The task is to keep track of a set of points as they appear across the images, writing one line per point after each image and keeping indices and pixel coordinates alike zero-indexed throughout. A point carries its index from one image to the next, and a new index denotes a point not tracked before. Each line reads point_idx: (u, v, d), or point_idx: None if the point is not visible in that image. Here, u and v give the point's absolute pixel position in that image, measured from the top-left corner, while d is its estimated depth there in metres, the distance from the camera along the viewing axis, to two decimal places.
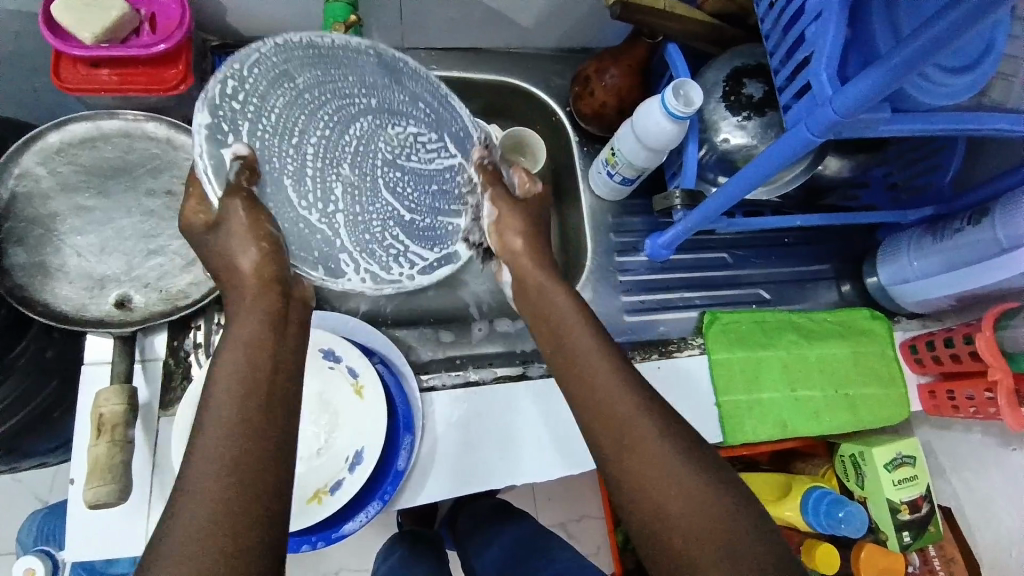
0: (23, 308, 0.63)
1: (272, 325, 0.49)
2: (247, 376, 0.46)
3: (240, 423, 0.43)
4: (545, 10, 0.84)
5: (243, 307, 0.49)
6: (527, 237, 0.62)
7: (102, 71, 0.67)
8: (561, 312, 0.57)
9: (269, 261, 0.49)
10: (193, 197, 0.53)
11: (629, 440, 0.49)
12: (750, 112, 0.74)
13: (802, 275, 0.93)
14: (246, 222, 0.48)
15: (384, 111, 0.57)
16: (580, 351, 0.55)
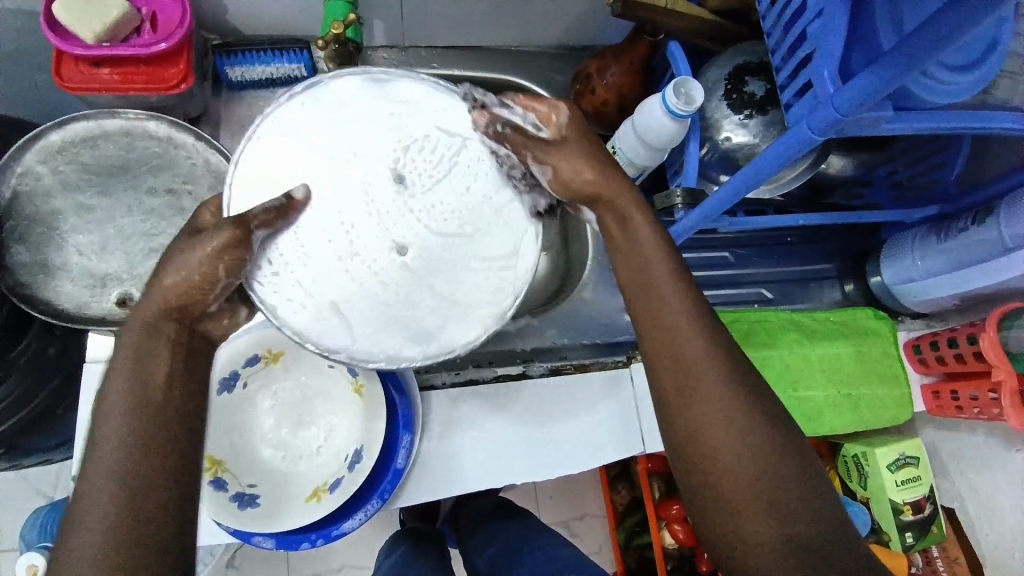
0: (24, 306, 0.63)
1: (173, 346, 0.46)
2: (137, 397, 0.44)
3: (128, 450, 0.43)
4: (546, 8, 0.84)
5: (141, 320, 0.46)
6: (595, 174, 0.50)
7: (103, 70, 0.67)
8: (635, 246, 0.49)
9: (188, 288, 0.46)
10: (210, 205, 0.49)
11: (702, 398, 0.45)
12: (752, 110, 0.73)
13: (804, 274, 0.92)
14: (201, 247, 0.45)
15: (427, 119, 0.50)
16: (654, 291, 0.47)
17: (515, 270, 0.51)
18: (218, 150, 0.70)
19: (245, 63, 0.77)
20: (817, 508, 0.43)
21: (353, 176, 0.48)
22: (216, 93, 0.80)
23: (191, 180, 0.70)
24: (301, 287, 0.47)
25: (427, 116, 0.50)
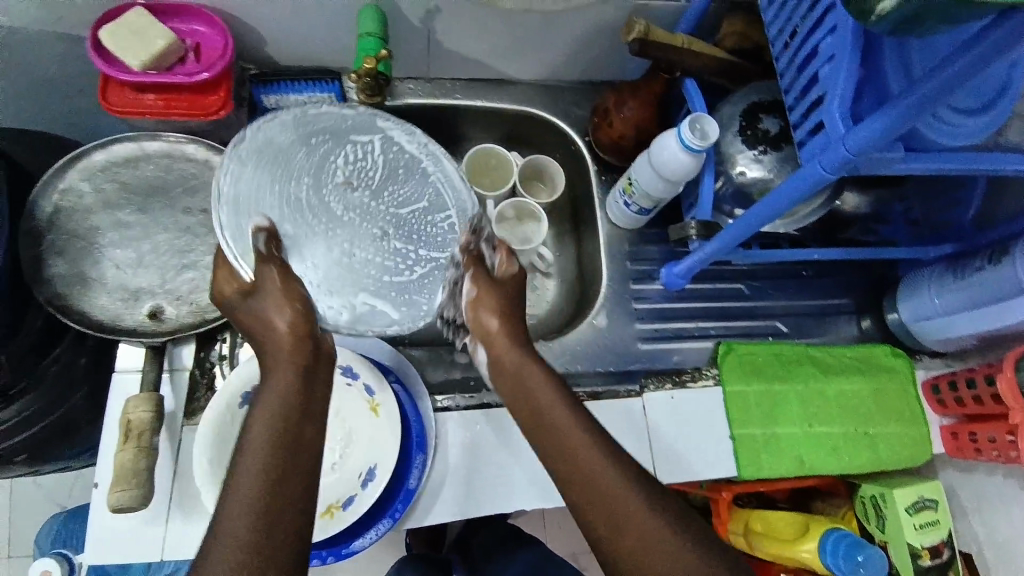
0: (60, 316, 0.66)
1: (303, 377, 0.53)
2: (281, 420, 0.50)
3: (272, 459, 0.48)
4: (567, 45, 0.87)
5: (279, 361, 0.53)
6: (501, 321, 0.61)
7: (148, 96, 0.71)
8: (533, 381, 0.58)
9: (302, 317, 0.53)
10: (224, 272, 0.56)
11: (602, 498, 0.51)
12: (766, 146, 0.75)
13: (820, 309, 0.92)
14: (270, 291, 0.52)
15: (336, 136, 0.58)
16: (557, 420, 0.55)
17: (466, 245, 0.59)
18: None
19: (279, 92, 0.82)
20: None
21: (314, 201, 0.56)
22: (251, 119, 0.84)
23: None
24: (336, 297, 0.55)
25: (342, 135, 0.58)
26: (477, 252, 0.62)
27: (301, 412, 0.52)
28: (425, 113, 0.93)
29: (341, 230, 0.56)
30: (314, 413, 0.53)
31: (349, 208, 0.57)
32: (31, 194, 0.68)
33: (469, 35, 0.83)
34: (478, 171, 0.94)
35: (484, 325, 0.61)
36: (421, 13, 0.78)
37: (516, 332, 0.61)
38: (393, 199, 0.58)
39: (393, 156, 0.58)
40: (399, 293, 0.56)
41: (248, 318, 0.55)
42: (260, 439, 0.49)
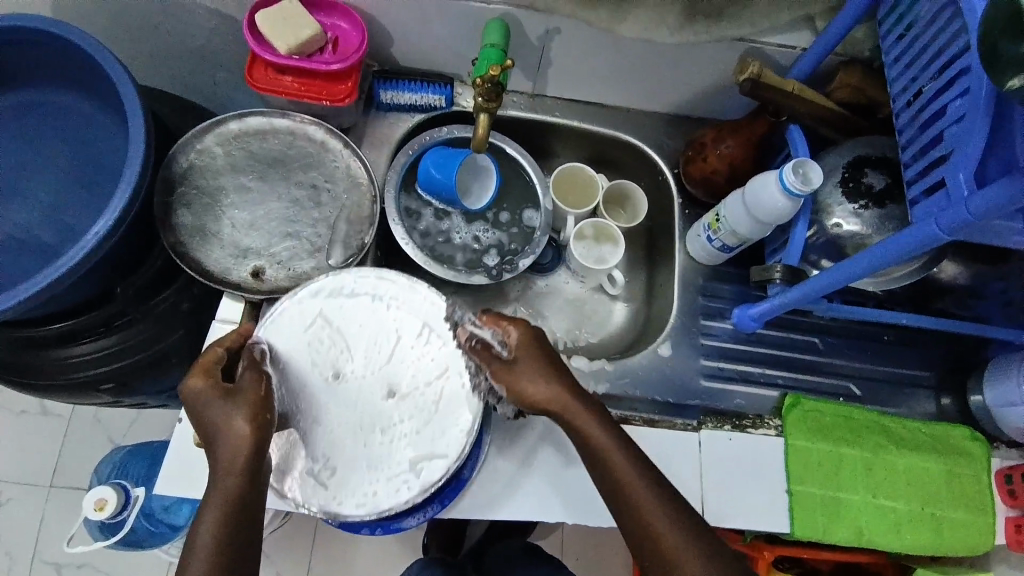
0: (181, 262, 0.72)
1: (244, 489, 0.55)
2: (222, 520, 0.54)
3: (216, 562, 0.53)
4: (671, 79, 0.89)
5: (227, 463, 0.55)
6: (546, 386, 0.63)
7: (286, 78, 0.78)
8: (590, 442, 0.61)
9: (257, 428, 0.56)
10: (201, 373, 0.59)
11: (660, 547, 0.57)
12: (868, 202, 0.74)
13: (897, 378, 0.88)
14: (244, 397, 0.58)
15: (315, 318, 0.69)
16: (618, 480, 0.60)
17: (454, 381, 0.67)
18: (360, 158, 0.81)
19: (397, 90, 0.89)
20: None
21: (327, 391, 0.66)
22: (366, 110, 0.91)
23: (335, 180, 0.81)
24: (358, 470, 0.64)
25: (317, 314, 0.69)
26: (482, 342, 0.67)
27: (246, 504, 0.55)
28: (522, 125, 0.97)
29: (356, 406, 0.66)
30: (256, 501, 0.56)
31: (370, 363, 0.68)
32: (173, 149, 0.76)
33: (578, 58, 0.87)
34: (563, 187, 0.97)
35: (539, 401, 0.63)
36: (539, 32, 0.82)
37: (568, 395, 0.63)
38: (372, 345, 0.68)
39: (350, 308, 0.70)
40: (417, 442, 0.65)
41: (205, 415, 0.57)
42: (206, 540, 0.53)
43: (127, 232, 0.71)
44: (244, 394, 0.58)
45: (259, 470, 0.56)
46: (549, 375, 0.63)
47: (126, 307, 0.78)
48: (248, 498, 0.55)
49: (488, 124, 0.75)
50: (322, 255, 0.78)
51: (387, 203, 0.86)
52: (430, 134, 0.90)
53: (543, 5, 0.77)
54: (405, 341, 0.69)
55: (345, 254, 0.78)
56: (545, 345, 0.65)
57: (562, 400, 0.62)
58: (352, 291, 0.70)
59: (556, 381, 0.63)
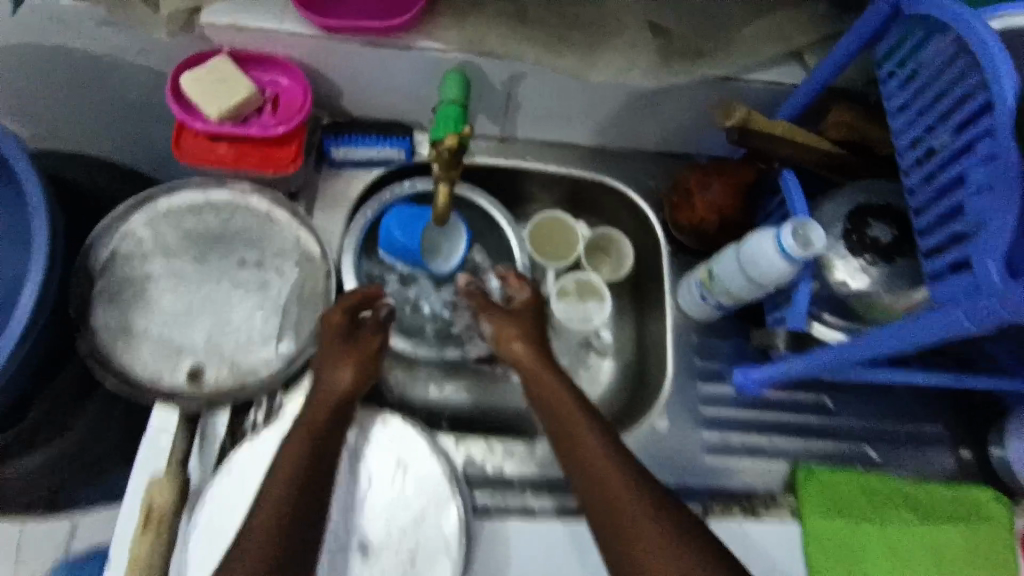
0: (100, 371, 0.63)
1: (336, 421, 0.61)
2: (312, 436, 0.58)
3: (287, 492, 0.54)
4: (653, 118, 0.81)
5: (325, 401, 0.61)
6: (528, 347, 0.71)
7: (221, 145, 0.69)
8: (552, 392, 0.66)
9: (359, 374, 0.64)
10: (337, 306, 0.67)
11: (605, 494, 0.57)
12: (875, 256, 0.66)
13: (913, 434, 0.81)
14: (357, 348, 0.66)
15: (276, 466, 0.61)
16: (575, 428, 0.63)
17: (436, 528, 0.61)
18: (310, 228, 0.72)
19: (350, 145, 0.78)
20: None
21: None
22: (317, 168, 0.81)
23: (283, 255, 0.72)
24: None
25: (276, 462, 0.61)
26: (481, 289, 0.78)
27: (331, 435, 0.59)
28: (492, 172, 0.88)
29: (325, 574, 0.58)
30: (335, 439, 0.60)
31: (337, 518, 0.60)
32: (91, 236, 0.66)
33: (550, 101, 0.79)
34: (540, 240, 0.88)
35: (517, 356, 0.71)
36: (505, 77, 0.74)
37: (540, 354, 0.71)
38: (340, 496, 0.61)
39: None
40: None
41: (321, 358, 0.65)
42: (284, 473, 0.55)
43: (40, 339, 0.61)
44: (357, 347, 0.66)
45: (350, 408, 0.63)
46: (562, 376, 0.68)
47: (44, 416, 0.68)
48: (333, 431, 0.60)
49: (447, 195, 0.67)
50: (273, 344, 0.69)
51: (344, 275, 0.76)
52: (389, 189, 0.80)
53: (504, 49, 0.69)
54: (378, 483, 0.62)
55: (298, 339, 0.69)
56: (543, 312, 0.76)
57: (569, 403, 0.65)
58: None
59: (564, 384, 0.67)
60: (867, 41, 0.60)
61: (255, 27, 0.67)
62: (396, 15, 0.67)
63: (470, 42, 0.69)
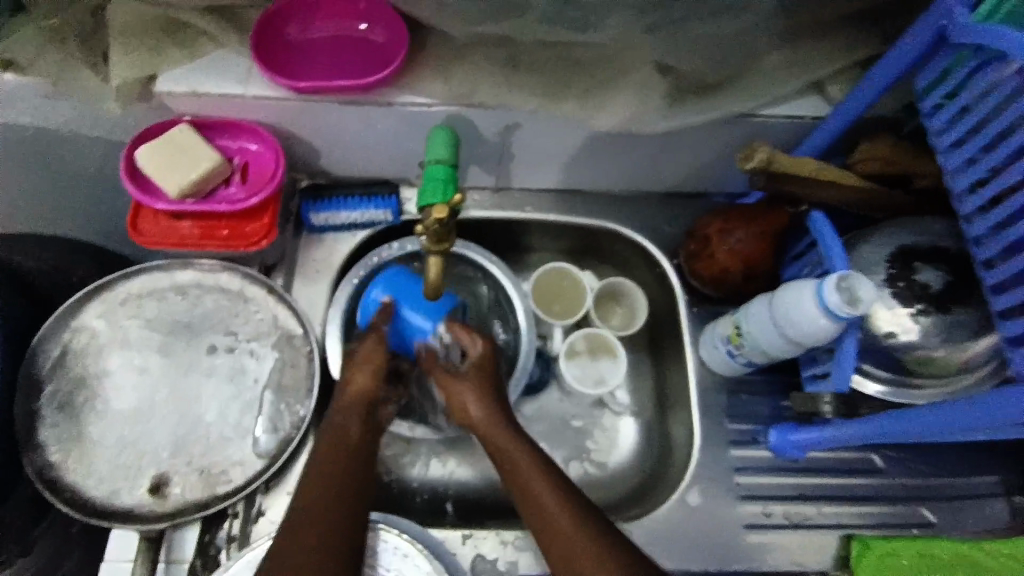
0: (48, 494, 0.54)
1: (361, 424, 0.59)
2: (339, 444, 0.57)
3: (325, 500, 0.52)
4: (660, 160, 0.74)
5: (347, 406, 0.60)
6: (487, 410, 0.61)
7: (184, 223, 0.62)
8: (508, 457, 0.58)
9: (372, 376, 0.61)
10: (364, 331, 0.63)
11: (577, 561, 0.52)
12: (927, 305, 0.59)
13: (974, 491, 0.72)
14: (367, 354, 0.62)
15: None
16: (524, 481, 0.57)
17: None
18: (289, 303, 0.65)
19: (332, 209, 0.72)
20: None
21: None
22: (296, 234, 0.74)
23: (258, 337, 0.64)
24: None
25: None
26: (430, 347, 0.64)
27: (359, 437, 0.58)
28: (490, 226, 0.81)
29: None
30: (360, 437, 0.58)
31: None
32: (35, 339, 0.59)
33: (546, 149, 0.72)
34: (545, 294, 0.81)
35: (476, 425, 0.61)
36: (497, 128, 0.67)
37: (497, 417, 0.61)
38: None
39: None
40: None
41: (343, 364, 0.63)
42: (316, 487, 0.53)
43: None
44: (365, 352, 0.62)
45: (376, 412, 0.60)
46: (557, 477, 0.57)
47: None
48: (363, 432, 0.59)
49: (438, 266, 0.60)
50: (249, 442, 0.60)
51: (331, 353, 0.68)
52: (377, 253, 0.72)
53: (493, 100, 0.63)
54: None
55: (279, 435, 0.61)
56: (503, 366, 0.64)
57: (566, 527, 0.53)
58: None
59: (547, 481, 0.56)
60: (909, 69, 0.55)
61: (216, 93, 0.61)
62: (373, 71, 0.61)
63: (456, 95, 0.63)
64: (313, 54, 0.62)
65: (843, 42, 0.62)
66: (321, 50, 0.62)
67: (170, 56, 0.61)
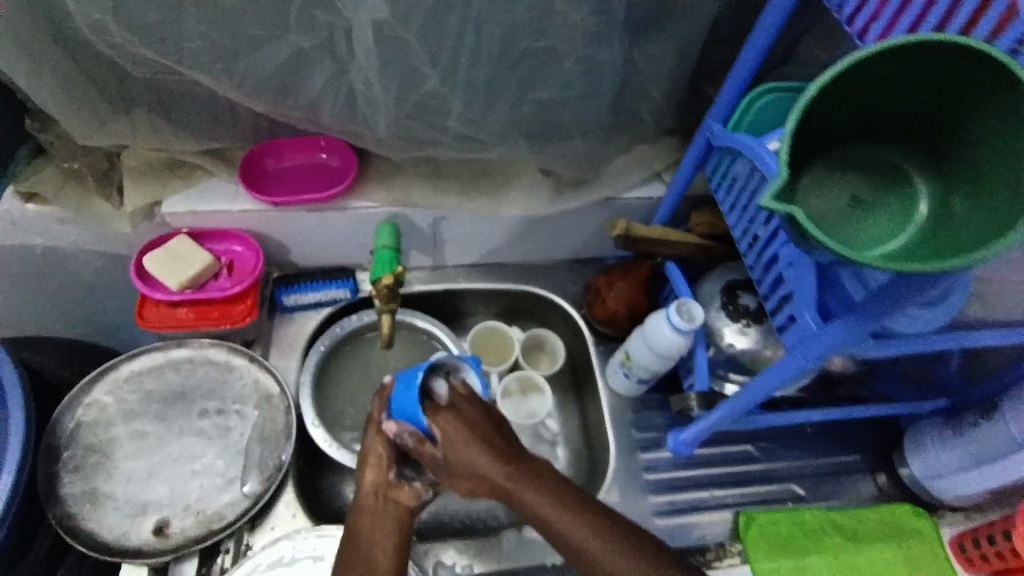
0: (68, 540, 0.66)
1: (378, 521, 0.64)
2: (363, 540, 0.63)
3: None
4: (558, 235, 0.97)
5: (361, 507, 0.66)
6: (490, 462, 0.61)
7: (181, 309, 0.78)
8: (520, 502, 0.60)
9: (377, 471, 0.66)
10: (371, 429, 0.68)
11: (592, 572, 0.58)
12: (749, 319, 0.82)
13: (834, 468, 0.91)
14: (369, 457, 0.67)
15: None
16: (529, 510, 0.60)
17: None
18: (266, 370, 0.79)
19: (300, 291, 0.89)
20: None
21: None
22: (270, 316, 0.90)
23: (243, 400, 0.78)
24: None
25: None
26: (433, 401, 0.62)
27: (384, 535, 0.63)
28: (431, 297, 1.00)
29: None
30: (383, 529, 0.64)
31: None
32: (56, 413, 0.72)
33: (470, 233, 0.94)
34: (481, 346, 0.98)
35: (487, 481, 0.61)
36: (429, 220, 0.89)
37: (507, 461, 0.61)
38: None
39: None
40: None
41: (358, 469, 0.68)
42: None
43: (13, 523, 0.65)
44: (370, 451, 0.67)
45: (392, 499, 0.65)
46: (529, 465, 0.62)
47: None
48: (390, 527, 0.64)
49: (391, 322, 0.80)
50: (237, 486, 0.72)
51: (303, 408, 0.81)
52: (340, 324, 0.89)
53: (423, 201, 0.85)
54: None
55: (261, 478, 0.73)
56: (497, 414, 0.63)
57: (552, 515, 0.60)
58: (291, 557, 0.68)
59: (552, 498, 0.60)
60: (698, 163, 0.79)
61: (210, 209, 0.80)
62: (333, 186, 0.82)
63: (396, 199, 0.84)
64: (285, 177, 0.82)
65: (667, 145, 0.90)
66: (291, 174, 0.83)
67: (173, 186, 0.80)
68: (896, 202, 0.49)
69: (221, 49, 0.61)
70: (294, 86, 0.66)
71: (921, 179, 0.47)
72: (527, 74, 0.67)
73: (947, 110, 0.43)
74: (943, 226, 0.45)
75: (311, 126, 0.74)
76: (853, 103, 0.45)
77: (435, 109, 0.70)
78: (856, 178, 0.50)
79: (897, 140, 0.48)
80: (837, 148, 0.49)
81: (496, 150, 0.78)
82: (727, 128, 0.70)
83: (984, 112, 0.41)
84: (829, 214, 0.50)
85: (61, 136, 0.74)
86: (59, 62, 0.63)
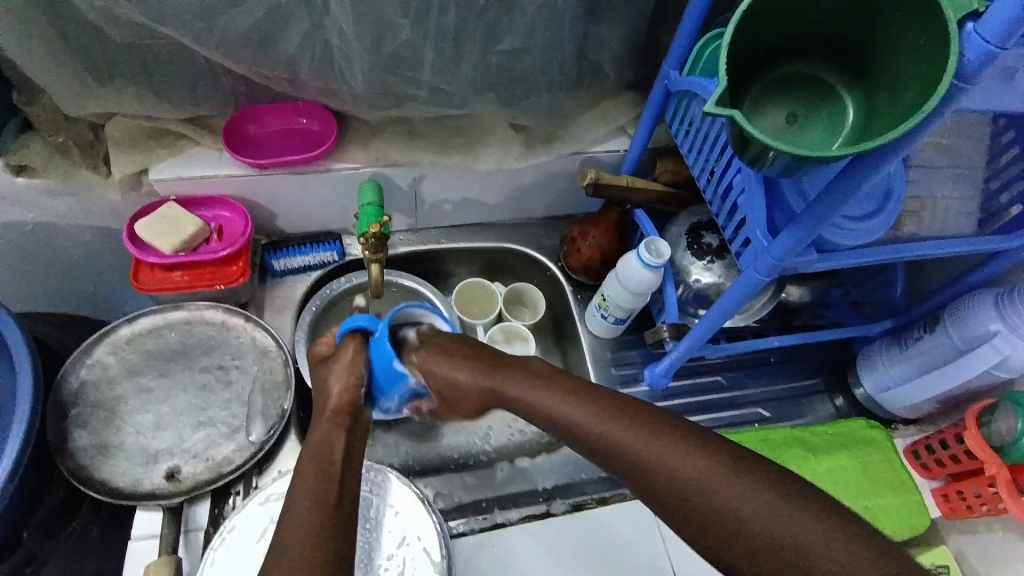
0: (83, 489, 0.70)
1: (349, 425, 0.64)
2: (331, 444, 0.61)
3: (319, 513, 0.55)
4: (532, 192, 1.02)
5: (323, 419, 0.64)
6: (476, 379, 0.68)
7: (175, 272, 0.81)
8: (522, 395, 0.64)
9: (353, 389, 0.66)
10: (350, 342, 0.67)
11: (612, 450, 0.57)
12: (712, 256, 0.88)
13: (794, 391, 0.99)
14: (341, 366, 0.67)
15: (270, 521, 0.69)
16: (532, 401, 0.63)
17: (412, 544, 0.71)
18: (262, 326, 0.83)
19: (289, 255, 0.93)
20: (753, 500, 0.52)
21: None
22: (261, 281, 0.94)
23: (242, 356, 0.82)
24: None
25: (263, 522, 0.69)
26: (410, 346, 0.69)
27: (355, 437, 0.63)
28: (413, 258, 1.04)
29: None
30: (358, 435, 0.64)
31: None
32: (61, 371, 0.76)
33: (447, 193, 0.98)
34: (465, 300, 1.03)
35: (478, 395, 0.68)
36: (408, 179, 0.93)
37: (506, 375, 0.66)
38: None
39: None
40: None
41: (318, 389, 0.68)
42: (305, 518, 0.54)
43: (27, 470, 0.69)
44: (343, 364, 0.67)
45: (358, 418, 0.65)
46: (542, 383, 0.64)
47: (34, 552, 0.73)
48: (357, 436, 0.63)
49: (380, 272, 0.84)
50: (243, 434, 0.77)
51: (300, 361, 0.86)
52: (330, 285, 0.93)
53: (402, 159, 0.89)
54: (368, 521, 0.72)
55: (265, 426, 0.77)
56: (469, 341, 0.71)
57: (568, 414, 0.61)
58: None
59: (553, 387, 0.63)
60: (658, 111, 0.84)
61: (195, 176, 0.83)
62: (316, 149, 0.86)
63: (374, 158, 0.88)
64: (266, 142, 0.86)
65: (630, 98, 0.95)
66: (272, 139, 0.86)
67: (157, 154, 0.82)
68: (826, 117, 0.55)
69: (201, 6, 0.64)
70: (272, 42, 0.69)
71: (846, 92, 0.54)
72: (493, 21, 0.72)
73: (864, 27, 0.50)
74: (867, 127, 0.51)
75: (289, 85, 0.77)
76: (775, 28, 0.51)
77: (408, 61, 0.74)
78: (793, 98, 0.56)
79: (823, 63, 0.55)
80: (773, 70, 0.55)
81: (469, 104, 0.82)
82: (682, 73, 0.76)
83: (890, 23, 0.47)
84: (770, 132, 0.56)
85: (47, 109, 0.78)
86: (43, 25, 0.65)
